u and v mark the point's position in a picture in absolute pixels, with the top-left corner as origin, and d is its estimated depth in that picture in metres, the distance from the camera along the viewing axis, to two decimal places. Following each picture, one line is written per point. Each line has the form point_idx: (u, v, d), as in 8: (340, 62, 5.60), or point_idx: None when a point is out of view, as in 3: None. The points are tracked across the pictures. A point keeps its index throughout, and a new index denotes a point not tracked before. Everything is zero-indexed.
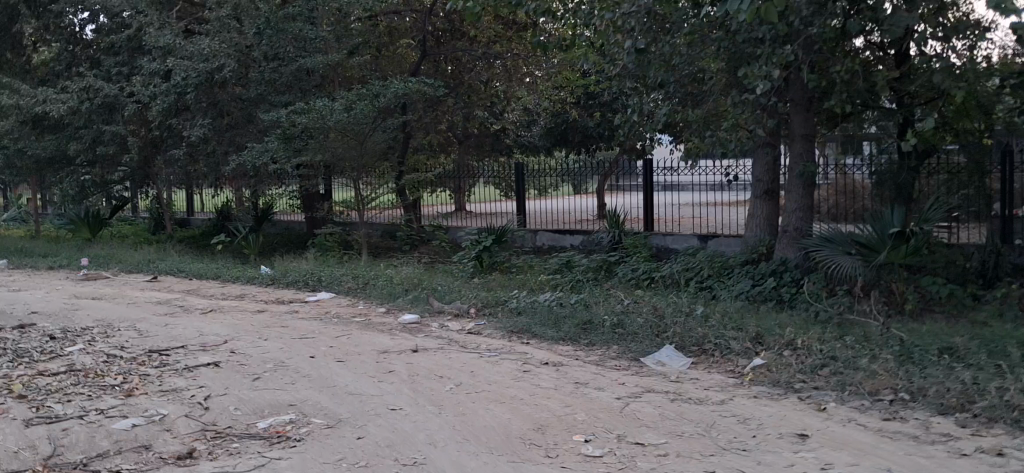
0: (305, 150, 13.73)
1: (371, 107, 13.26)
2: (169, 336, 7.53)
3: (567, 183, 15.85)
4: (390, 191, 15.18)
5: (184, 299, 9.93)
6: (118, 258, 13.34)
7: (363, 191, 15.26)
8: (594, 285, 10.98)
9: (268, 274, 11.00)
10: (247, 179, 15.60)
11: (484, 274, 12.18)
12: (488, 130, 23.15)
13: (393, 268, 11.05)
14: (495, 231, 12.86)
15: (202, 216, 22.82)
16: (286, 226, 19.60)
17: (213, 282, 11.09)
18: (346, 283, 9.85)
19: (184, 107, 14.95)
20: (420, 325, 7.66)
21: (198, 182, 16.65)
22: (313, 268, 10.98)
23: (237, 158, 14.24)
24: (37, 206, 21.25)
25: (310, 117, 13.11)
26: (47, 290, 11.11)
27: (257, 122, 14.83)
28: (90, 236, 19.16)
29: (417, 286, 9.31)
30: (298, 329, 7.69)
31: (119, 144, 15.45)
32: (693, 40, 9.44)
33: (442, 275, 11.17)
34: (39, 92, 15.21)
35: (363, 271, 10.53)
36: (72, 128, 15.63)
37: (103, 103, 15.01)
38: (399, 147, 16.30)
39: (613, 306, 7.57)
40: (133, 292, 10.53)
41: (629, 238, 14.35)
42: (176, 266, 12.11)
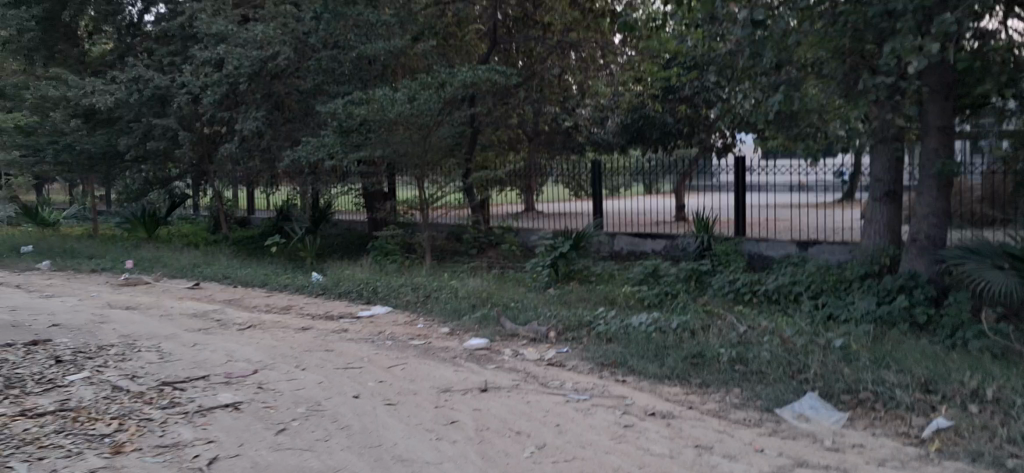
0: (364, 145, 12.57)
1: (437, 98, 12.01)
2: (193, 361, 6.34)
3: (638, 183, 14.77)
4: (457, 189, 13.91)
5: (223, 311, 8.78)
6: (164, 260, 12.32)
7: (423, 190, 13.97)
8: (689, 302, 9.55)
9: (319, 282, 9.82)
10: (303, 177, 14.51)
11: (562, 285, 10.85)
12: (560, 126, 21.80)
13: (457, 278, 9.76)
14: (573, 236, 11.50)
15: (262, 214, 21.92)
16: (347, 226, 18.55)
17: (258, 291, 9.94)
18: (404, 295, 8.61)
19: (237, 99, 13.89)
20: (490, 354, 6.34)
21: (254, 180, 15.63)
22: (369, 276, 9.76)
23: (291, 154, 13.13)
24: (93, 203, 20.53)
25: (369, 109, 11.91)
26: (81, 297, 10.09)
27: (314, 115, 13.73)
28: (145, 235, 18.32)
29: (486, 300, 8.01)
30: (344, 354, 6.45)
31: (171, 138, 14.49)
32: (815, 14, 7.96)
33: (514, 287, 9.86)
34: (87, 82, 14.32)
35: (424, 281, 9.28)
36: (122, 122, 14.72)
37: (153, 95, 14.05)
38: (469, 142, 15.23)
39: (725, 334, 6.18)
40: (170, 302, 9.43)
41: (721, 244, 12.87)
42: (222, 271, 11.03)
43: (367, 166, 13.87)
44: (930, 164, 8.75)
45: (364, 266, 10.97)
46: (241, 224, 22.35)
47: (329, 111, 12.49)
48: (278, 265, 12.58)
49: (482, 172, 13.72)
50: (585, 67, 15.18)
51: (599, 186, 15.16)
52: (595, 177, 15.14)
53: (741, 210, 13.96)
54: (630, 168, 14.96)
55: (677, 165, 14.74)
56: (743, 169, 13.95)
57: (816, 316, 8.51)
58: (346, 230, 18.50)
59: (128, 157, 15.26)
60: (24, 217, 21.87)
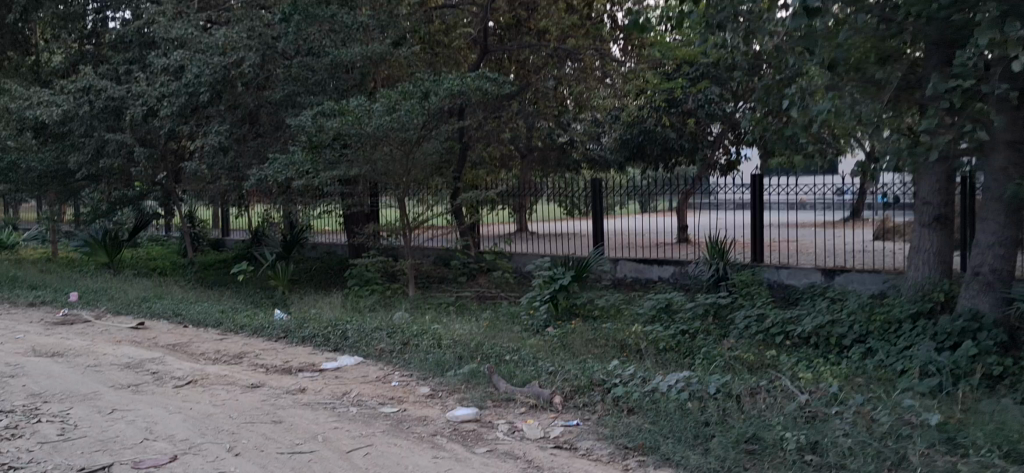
0: (339, 163, 11.23)
1: (420, 109, 10.67)
2: (100, 439, 4.96)
3: (634, 202, 13.52)
4: (445, 211, 12.59)
5: (162, 360, 7.39)
6: (112, 293, 10.94)
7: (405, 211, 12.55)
8: (713, 348, 8.19)
9: (279, 323, 8.42)
10: (273, 198, 13.15)
11: (564, 322, 9.47)
12: (554, 142, 20.52)
13: (441, 318, 8.39)
14: (574, 266, 10.14)
15: (237, 236, 20.53)
16: (325, 250, 17.17)
17: (210, 334, 8.55)
18: (377, 343, 7.23)
19: (200, 110, 12.53)
20: (480, 429, 4.98)
21: (222, 199, 14.28)
22: (340, 316, 8.40)
23: (259, 173, 11.77)
24: (53, 225, 19.05)
25: (343, 121, 10.56)
26: (3, 339, 8.66)
27: (286, 130, 12.40)
28: (108, 259, 16.79)
29: (474, 350, 6.62)
30: (294, 429, 5.07)
31: (128, 155, 13.14)
32: (866, 5, 6.67)
33: (506, 329, 8.49)
34: (33, 93, 12.96)
35: (403, 322, 7.91)
36: (74, 136, 13.36)
37: (107, 106, 12.70)
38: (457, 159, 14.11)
39: (780, 405, 4.83)
40: (103, 347, 8.01)
41: (738, 274, 11.57)
42: (174, 307, 9.67)
43: (344, 185, 12.52)
44: (995, 185, 7.46)
45: (337, 303, 9.59)
46: (215, 247, 20.90)
47: (299, 125, 11.15)
48: (241, 298, 11.21)
49: (474, 192, 12.34)
50: (583, 78, 13.81)
51: (599, 206, 13.89)
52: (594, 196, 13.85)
53: (758, 233, 12.71)
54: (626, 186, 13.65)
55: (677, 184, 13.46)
56: (759, 187, 12.74)
57: (866, 366, 7.18)
58: (324, 255, 17.14)
59: (81, 176, 13.88)
60: None
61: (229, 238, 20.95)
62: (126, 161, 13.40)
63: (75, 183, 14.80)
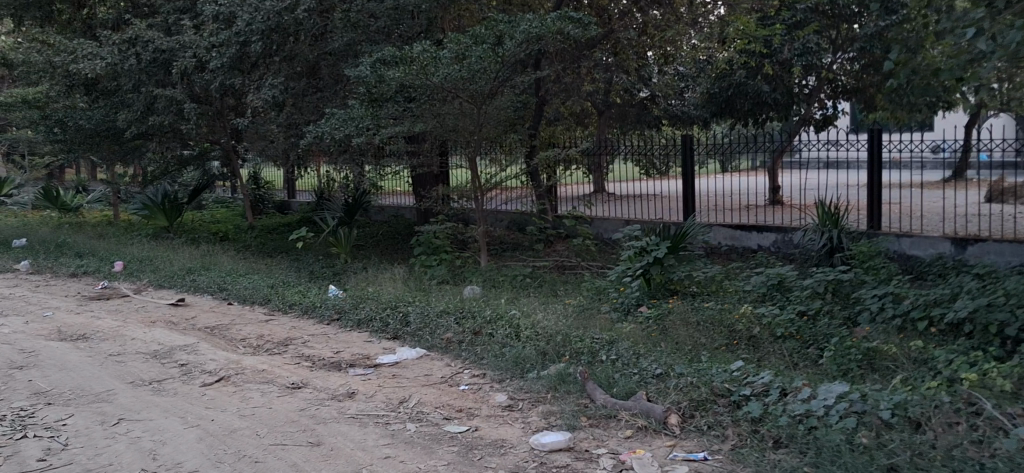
0: (403, 119, 10.06)
1: (493, 56, 9.37)
2: (89, 468, 3.91)
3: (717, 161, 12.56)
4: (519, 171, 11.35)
5: (196, 347, 6.34)
6: (157, 263, 10.00)
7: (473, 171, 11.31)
8: (844, 338, 6.83)
9: (333, 302, 7.32)
10: (334, 157, 12.08)
11: (659, 302, 8.18)
12: (633, 97, 19.09)
13: (519, 300, 7.18)
14: (670, 235, 8.83)
15: (302, 197, 19.67)
16: (392, 214, 16.08)
17: (256, 314, 7.49)
18: (442, 332, 6.05)
19: (253, 62, 11.46)
20: (575, 466, 3.78)
21: (281, 158, 13.27)
22: (403, 294, 7.25)
23: (316, 130, 10.68)
24: (112, 188, 18.32)
25: (407, 71, 9.35)
26: (29, 318, 7.73)
27: (346, 83, 11.28)
28: (167, 223, 15.88)
29: (561, 344, 5.39)
30: (335, 456, 3.94)
31: (180, 112, 12.22)
32: None
33: (594, 315, 7.24)
34: (77, 44, 12.05)
35: (473, 304, 6.71)
36: (123, 92, 12.47)
37: (154, 59, 11.75)
38: (532, 114, 13.00)
39: (990, 444, 3.52)
40: (133, 329, 7.00)
41: (855, 243, 10.11)
42: (220, 280, 8.65)
43: (409, 143, 11.35)
44: None
45: (401, 281, 8.44)
46: (279, 209, 19.95)
47: (357, 77, 10.00)
48: (297, 271, 10.18)
49: (551, 150, 11.06)
50: (673, 20, 12.62)
51: (690, 164, 12.74)
52: (685, 154, 12.71)
53: (876, 194, 11.18)
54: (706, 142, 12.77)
55: (762, 140, 12.31)
56: (876, 144, 11.19)
57: None
58: (392, 217, 16.08)
59: (131, 134, 12.99)
60: (42, 202, 19.86)
61: (293, 200, 20.00)
62: (177, 119, 12.48)
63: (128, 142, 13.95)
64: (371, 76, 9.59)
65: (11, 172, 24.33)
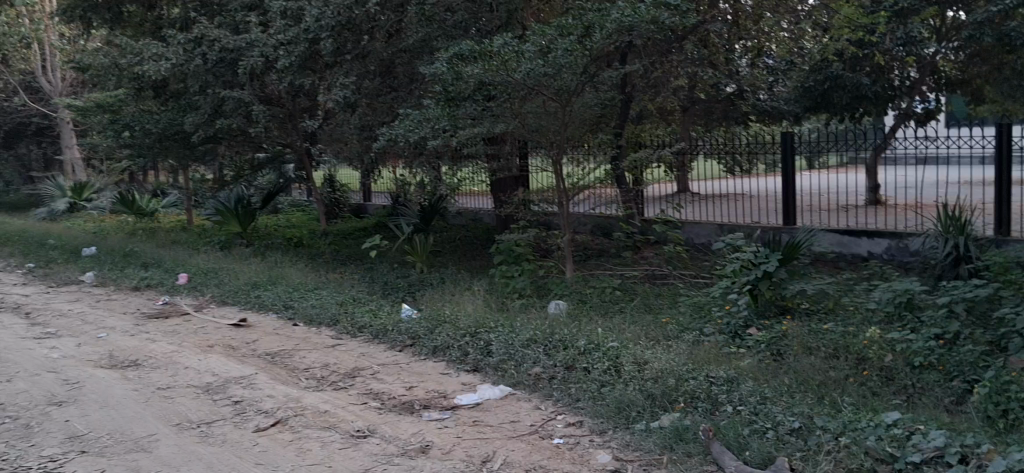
0: (482, 119, 9.28)
1: (580, 49, 8.52)
2: None
3: (817, 156, 11.61)
4: (605, 172, 10.43)
5: (254, 379, 5.66)
6: (223, 276, 9.45)
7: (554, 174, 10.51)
8: (1000, 371, 5.81)
9: (406, 325, 6.58)
10: (409, 159, 11.42)
11: (771, 323, 7.24)
12: (720, 93, 18.04)
13: (612, 327, 6.35)
14: (780, 245, 7.87)
15: (378, 200, 19.14)
16: (470, 219, 15.35)
17: (323, 338, 6.80)
18: (529, 365, 5.25)
19: (322, 60, 10.82)
20: None
21: (355, 161, 12.67)
22: (484, 316, 6.46)
23: (388, 132, 9.99)
24: (187, 193, 18.02)
25: (485, 67, 8.57)
26: (83, 339, 7.19)
27: (421, 82, 10.57)
28: (241, 229, 15.11)
29: (672, 386, 4.54)
30: None
31: (249, 114, 11.71)
32: None
33: (700, 344, 6.35)
34: (143, 45, 11.58)
35: (565, 329, 5.90)
36: (190, 94, 12.00)
37: (221, 59, 11.23)
38: (618, 112, 12.19)
39: None
40: (188, 355, 6.37)
41: (988, 253, 9.00)
42: (286, 297, 8.01)
43: (488, 144, 10.60)
44: None
45: (480, 301, 7.68)
46: (355, 213, 19.42)
47: (432, 75, 9.29)
48: (369, 286, 9.52)
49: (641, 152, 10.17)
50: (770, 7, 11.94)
51: (790, 164, 11.89)
52: (785, 153, 11.82)
53: (1006, 194, 9.94)
54: (806, 136, 11.84)
55: (870, 135, 11.27)
56: (1006, 139, 9.95)
57: None
58: (470, 222, 15.35)
59: (199, 138, 12.52)
60: (118, 208, 19.72)
61: (369, 203, 19.45)
62: (246, 121, 11.97)
63: (198, 147, 13.50)
64: (447, 74, 8.84)
65: (91, 177, 24.40)
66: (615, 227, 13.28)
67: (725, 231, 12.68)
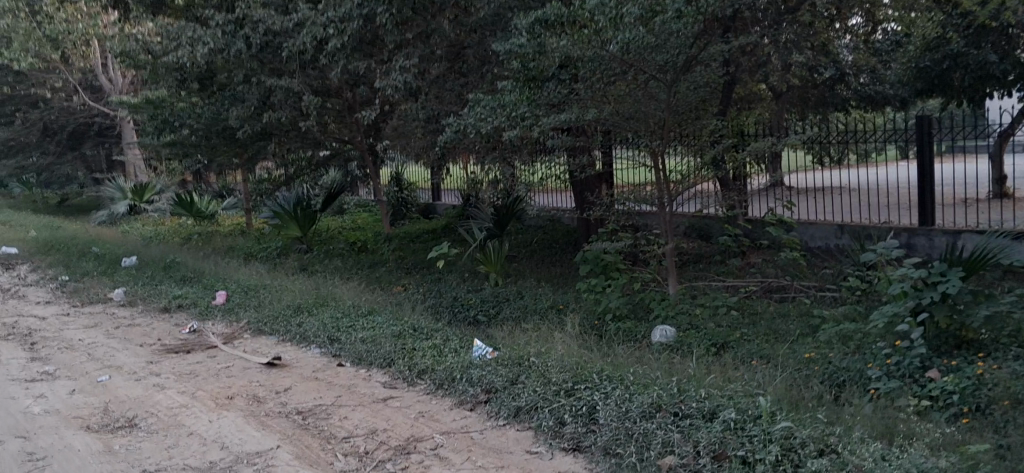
0: (568, 104, 7.67)
1: (691, 13, 6.83)
2: None
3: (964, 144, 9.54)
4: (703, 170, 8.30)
5: (277, 456, 4.19)
6: (264, 295, 8.05)
7: (645, 170, 8.52)
8: None
9: (479, 371, 5.03)
10: (481, 154, 9.90)
11: (958, 362, 5.49)
12: (822, 76, 16.11)
13: (754, 380, 4.69)
14: (957, 257, 6.08)
15: (448, 197, 17.71)
16: (547, 219, 13.76)
17: (373, 384, 5.31)
18: (657, 452, 3.65)
19: (379, 41, 9.34)
20: None
21: (419, 157, 11.19)
22: (580, 361, 4.85)
23: (456, 123, 8.46)
24: (244, 194, 16.80)
25: (573, 38, 6.96)
26: (83, 382, 5.81)
27: (494, 63, 9.02)
28: (300, 234, 13.67)
29: None
30: None
31: (300, 105, 10.31)
32: None
33: (876, 405, 4.66)
34: (179, 29, 10.25)
35: (697, 383, 4.27)
36: (235, 84, 10.65)
37: (266, 43, 9.84)
38: (720, 96, 10.46)
39: None
40: (199, 412, 4.93)
41: None
42: (334, 326, 6.55)
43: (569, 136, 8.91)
44: None
45: (571, 338, 6.09)
46: (423, 213, 18.00)
47: (507, 52, 7.72)
48: (436, 313, 8.00)
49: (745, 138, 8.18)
50: None
51: (928, 154, 9.80)
52: (921, 142, 9.76)
53: None
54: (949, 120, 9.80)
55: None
56: None
57: None
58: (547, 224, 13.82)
59: (246, 134, 11.16)
60: (176, 210, 18.62)
61: (439, 202, 18.01)
62: (296, 114, 10.55)
63: (249, 143, 12.18)
64: (526, 48, 7.27)
65: (151, 178, 23.45)
66: (716, 229, 11.56)
67: (847, 233, 10.85)
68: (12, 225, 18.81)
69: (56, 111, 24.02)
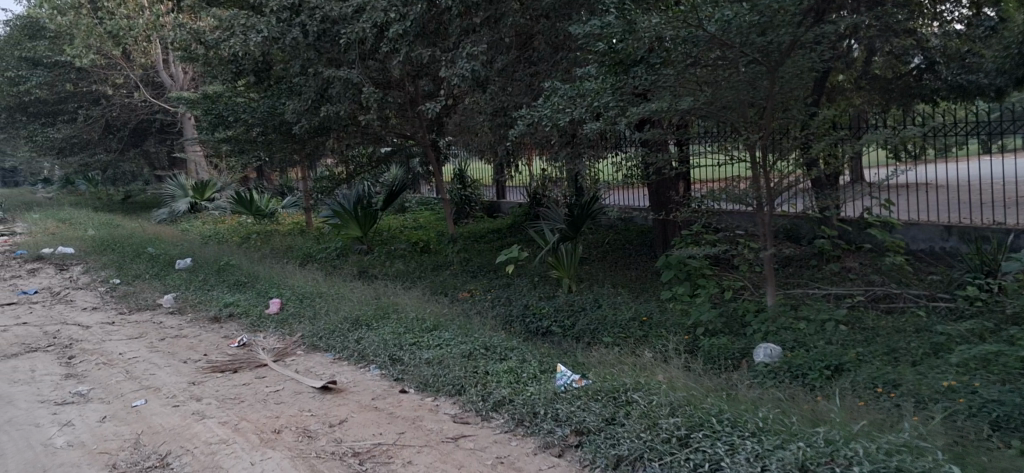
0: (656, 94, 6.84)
1: None
2: None
3: None
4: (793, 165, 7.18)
5: None
6: (320, 303, 7.40)
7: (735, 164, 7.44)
8: None
9: (565, 404, 4.25)
10: (553, 149, 9.12)
11: None
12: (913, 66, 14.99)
13: (905, 426, 3.83)
14: None
15: (512, 195, 16.99)
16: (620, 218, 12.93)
17: (441, 418, 4.56)
18: None
19: (444, 27, 8.60)
20: None
21: (486, 153, 10.44)
22: (691, 397, 4.04)
23: (529, 115, 7.69)
24: (304, 191, 16.27)
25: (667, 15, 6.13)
26: (117, 406, 5.18)
27: (571, 50, 8.24)
28: (361, 234, 13.04)
29: None
30: None
31: (360, 98, 9.63)
32: None
33: None
34: (234, 17, 9.65)
35: (845, 432, 3.45)
36: (292, 76, 10.02)
37: (324, 30, 9.16)
38: (814, 85, 9.55)
39: None
40: (240, 451, 4.23)
41: None
42: (395, 344, 5.82)
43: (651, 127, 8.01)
44: None
45: (669, 367, 5.27)
46: (487, 212, 17.29)
47: (587, 35, 6.92)
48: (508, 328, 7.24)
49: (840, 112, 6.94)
50: None
51: None
52: None
53: None
54: None
55: None
56: None
57: None
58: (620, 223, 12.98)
59: (303, 129, 10.53)
60: (236, 208, 18.20)
61: (503, 200, 17.25)
62: (355, 107, 9.86)
63: (307, 138, 11.57)
64: (611, 29, 6.46)
65: (212, 176, 23.14)
66: (806, 230, 10.60)
67: (955, 234, 9.82)
68: (72, 224, 18.53)
69: (118, 108, 23.83)
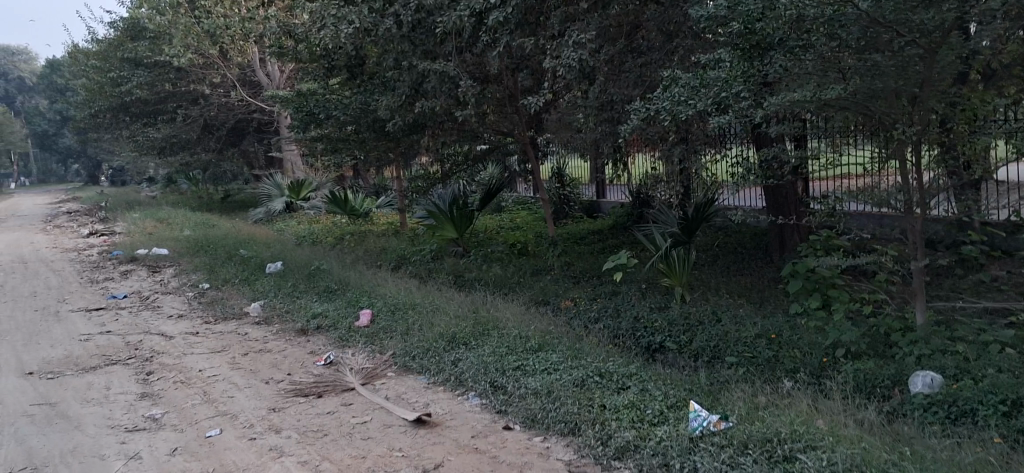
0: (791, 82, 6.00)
1: None
2: None
3: None
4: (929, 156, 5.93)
5: None
6: (414, 316, 6.80)
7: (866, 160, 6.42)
8: None
9: (708, 458, 3.54)
10: (667, 147, 8.32)
11: None
12: None
13: None
14: None
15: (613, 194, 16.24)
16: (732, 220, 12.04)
17: (555, 465, 3.87)
18: None
19: (548, 15, 7.90)
20: None
21: (590, 151, 9.70)
22: (869, 457, 3.30)
23: (643, 109, 6.93)
24: (398, 191, 15.80)
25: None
26: (190, 435, 4.65)
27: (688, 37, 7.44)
28: (456, 235, 12.47)
29: None
30: None
31: (456, 92, 9.01)
32: None
33: None
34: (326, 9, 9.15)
35: None
36: (386, 70, 9.47)
37: (419, 20, 8.57)
38: None
39: None
40: None
41: None
42: (497, 368, 5.15)
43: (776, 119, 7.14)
44: None
45: (818, 405, 4.47)
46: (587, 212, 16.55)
47: (711, 17, 6.12)
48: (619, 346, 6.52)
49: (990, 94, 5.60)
50: None
51: None
52: None
53: None
54: None
55: None
56: None
57: None
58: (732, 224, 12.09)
59: (397, 126, 9.98)
60: (330, 208, 17.87)
61: (603, 200, 16.48)
62: (452, 103, 9.25)
63: (400, 136, 11.03)
64: (742, 9, 5.66)
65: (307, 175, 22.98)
66: None
67: None
68: (170, 224, 18.50)
69: (215, 107, 23.88)
